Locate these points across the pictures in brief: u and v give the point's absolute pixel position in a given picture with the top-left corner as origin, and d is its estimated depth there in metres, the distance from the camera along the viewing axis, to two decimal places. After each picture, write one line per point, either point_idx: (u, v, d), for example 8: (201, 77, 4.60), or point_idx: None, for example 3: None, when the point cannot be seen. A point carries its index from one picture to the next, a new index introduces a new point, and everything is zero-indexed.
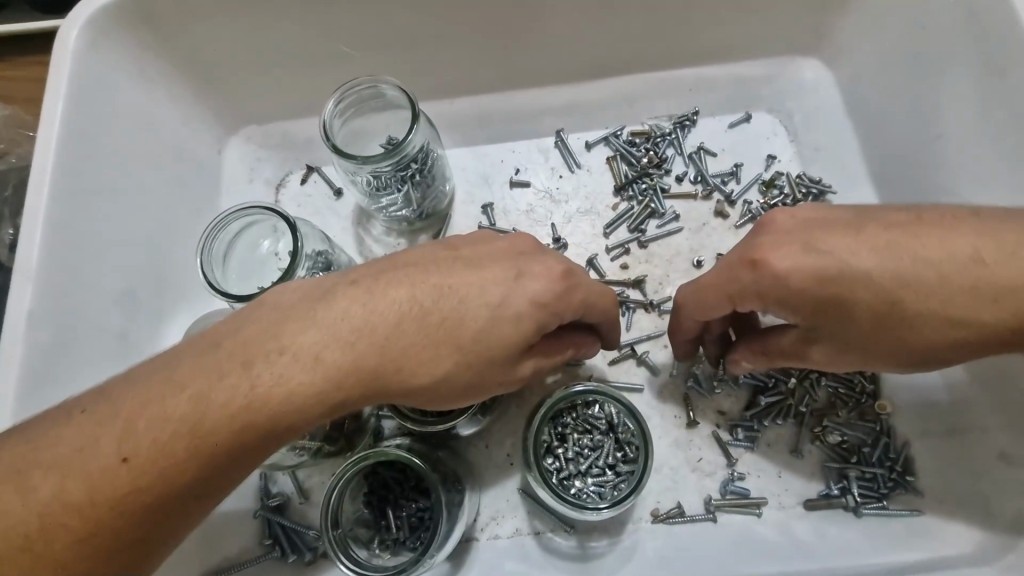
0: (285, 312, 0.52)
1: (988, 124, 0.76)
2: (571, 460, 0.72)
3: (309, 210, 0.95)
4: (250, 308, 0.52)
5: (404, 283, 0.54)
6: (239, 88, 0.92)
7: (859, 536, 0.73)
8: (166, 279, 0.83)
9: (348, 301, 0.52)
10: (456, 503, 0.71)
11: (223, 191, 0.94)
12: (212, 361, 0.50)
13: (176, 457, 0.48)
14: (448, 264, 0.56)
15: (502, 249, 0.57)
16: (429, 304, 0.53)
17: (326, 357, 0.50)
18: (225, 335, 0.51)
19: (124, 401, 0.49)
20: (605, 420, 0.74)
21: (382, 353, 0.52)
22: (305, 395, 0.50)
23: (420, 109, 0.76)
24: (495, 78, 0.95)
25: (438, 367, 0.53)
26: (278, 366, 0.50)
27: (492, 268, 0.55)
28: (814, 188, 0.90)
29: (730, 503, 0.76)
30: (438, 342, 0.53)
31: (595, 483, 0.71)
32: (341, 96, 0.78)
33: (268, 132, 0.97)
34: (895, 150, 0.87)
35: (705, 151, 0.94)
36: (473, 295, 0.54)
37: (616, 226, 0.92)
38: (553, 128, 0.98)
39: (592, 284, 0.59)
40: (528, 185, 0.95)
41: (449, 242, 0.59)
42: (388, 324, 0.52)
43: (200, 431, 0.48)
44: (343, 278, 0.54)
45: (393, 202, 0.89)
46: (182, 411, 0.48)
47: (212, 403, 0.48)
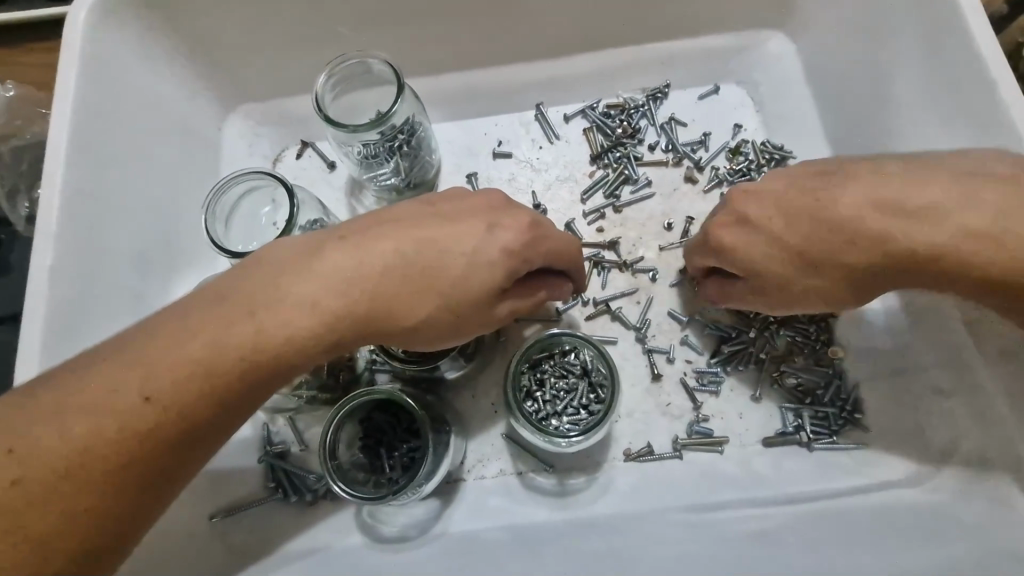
0: (283, 267, 0.58)
1: (928, 90, 0.81)
2: (548, 401, 0.79)
3: (304, 182, 1.02)
4: (246, 266, 0.59)
5: (388, 235, 0.60)
6: (236, 68, 0.98)
7: (812, 467, 0.80)
8: (172, 246, 0.89)
9: (337, 252, 0.59)
10: (443, 441, 0.78)
11: (224, 163, 1.01)
12: (222, 311, 0.56)
13: (191, 392, 0.55)
14: (428, 219, 0.62)
15: (478, 204, 0.64)
16: (411, 253, 0.60)
17: (322, 301, 0.57)
18: (231, 287, 0.58)
19: (143, 346, 0.55)
20: (580, 366, 0.80)
21: (370, 297, 0.59)
22: (306, 336, 0.57)
23: (406, 81, 0.82)
24: (477, 55, 1.01)
25: (422, 307, 0.60)
26: (280, 313, 0.56)
27: (469, 221, 0.62)
28: (777, 154, 0.95)
29: (695, 442, 0.83)
30: (420, 286, 0.60)
31: (570, 421, 0.77)
32: (332, 72, 0.83)
33: (265, 109, 1.03)
34: (849, 117, 0.93)
35: (676, 121, 1.00)
36: (449, 245, 0.60)
37: (592, 192, 0.98)
38: (533, 102, 1.04)
39: (558, 233, 0.66)
40: (510, 156, 1.01)
41: (428, 201, 0.66)
42: (376, 271, 0.59)
43: (215, 370, 0.55)
44: (334, 234, 0.61)
45: (383, 169, 0.95)
46: (197, 355, 0.55)
47: (224, 344, 0.55)
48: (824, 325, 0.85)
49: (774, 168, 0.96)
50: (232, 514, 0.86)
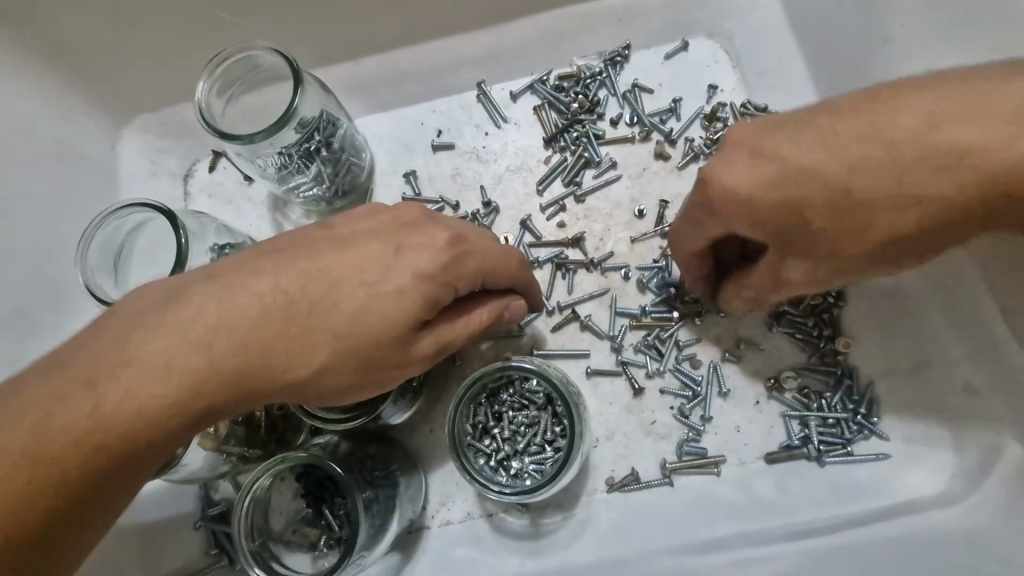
0: (130, 321, 0.46)
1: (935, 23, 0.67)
2: (508, 440, 0.68)
3: (221, 200, 0.88)
4: (94, 325, 0.47)
5: (268, 270, 0.49)
6: (123, 75, 0.85)
7: (822, 485, 0.70)
8: (62, 290, 0.77)
9: (201, 296, 0.47)
10: (388, 497, 0.67)
11: (125, 187, 0.88)
12: (53, 383, 0.45)
13: (18, 490, 0.43)
14: (319, 246, 0.50)
15: (384, 222, 0.52)
16: (296, 292, 0.48)
17: (180, 359, 0.46)
18: (68, 354, 0.46)
19: None
20: (543, 395, 0.68)
21: (245, 348, 0.47)
22: (163, 405, 0.45)
23: (303, 70, 0.68)
24: (401, 32, 0.87)
25: (314, 355, 0.48)
26: (123, 380, 0.45)
27: (370, 243, 0.50)
28: (760, 116, 0.81)
29: (686, 465, 0.72)
30: (311, 328, 0.48)
31: (534, 462, 0.67)
32: (213, 76, 0.69)
33: (165, 119, 0.90)
34: (841, 65, 0.79)
35: (640, 89, 0.86)
36: (347, 279, 0.49)
37: (549, 181, 0.85)
38: (474, 81, 0.89)
39: (489, 243, 0.53)
40: (452, 147, 0.87)
41: (326, 221, 0.54)
42: (252, 318, 0.47)
43: (45, 459, 0.43)
44: (202, 273, 0.49)
45: (302, 179, 0.81)
46: (20, 441, 0.43)
47: (55, 426, 0.44)
48: (829, 317, 0.72)
49: None
50: None
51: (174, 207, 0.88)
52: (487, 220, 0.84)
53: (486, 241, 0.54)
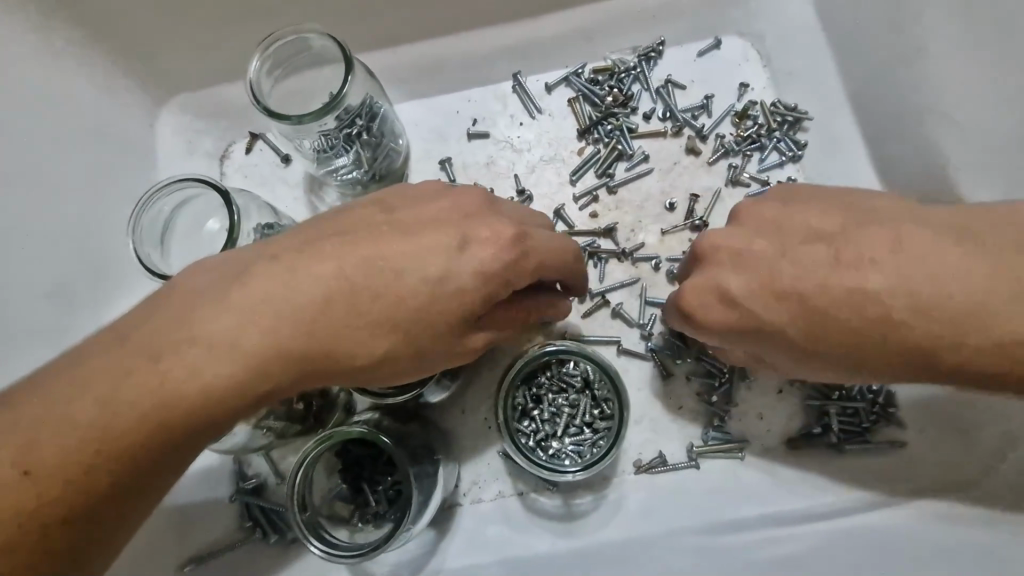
0: (194, 299, 0.48)
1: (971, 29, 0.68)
2: (547, 421, 0.70)
3: (256, 180, 0.90)
4: (156, 298, 0.49)
5: (336, 252, 0.50)
6: (162, 54, 0.85)
7: (843, 471, 0.73)
8: (105, 264, 0.78)
9: (270, 272, 0.49)
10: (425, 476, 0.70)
11: (162, 166, 0.89)
12: (121, 357, 0.46)
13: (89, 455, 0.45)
14: (384, 234, 0.52)
15: (447, 210, 0.54)
16: (362, 275, 0.50)
17: (250, 335, 0.48)
18: (132, 327, 0.47)
19: (26, 403, 0.45)
20: (581, 378, 0.71)
21: (312, 327, 0.49)
22: (230, 380, 0.47)
23: (355, 56, 0.69)
24: (440, 21, 0.88)
25: (376, 336, 0.51)
26: (189, 357, 0.46)
27: (436, 231, 0.52)
28: (789, 115, 0.84)
29: (712, 449, 0.75)
30: (374, 310, 0.50)
31: (573, 443, 0.70)
32: (265, 55, 0.70)
33: (201, 99, 0.90)
34: (870, 68, 0.81)
35: (673, 84, 0.88)
36: (414, 265, 0.51)
37: (582, 172, 0.87)
38: (509, 72, 0.91)
39: (549, 235, 0.55)
40: (487, 136, 0.89)
41: (387, 204, 0.55)
42: (320, 298, 0.49)
43: (111, 430, 0.45)
44: (266, 254, 0.51)
45: (341, 163, 0.83)
46: (89, 412, 0.45)
47: (123, 399, 0.45)
48: None
49: (787, 132, 0.84)
50: (201, 560, 0.77)
51: None
52: None
53: (544, 238, 0.55)
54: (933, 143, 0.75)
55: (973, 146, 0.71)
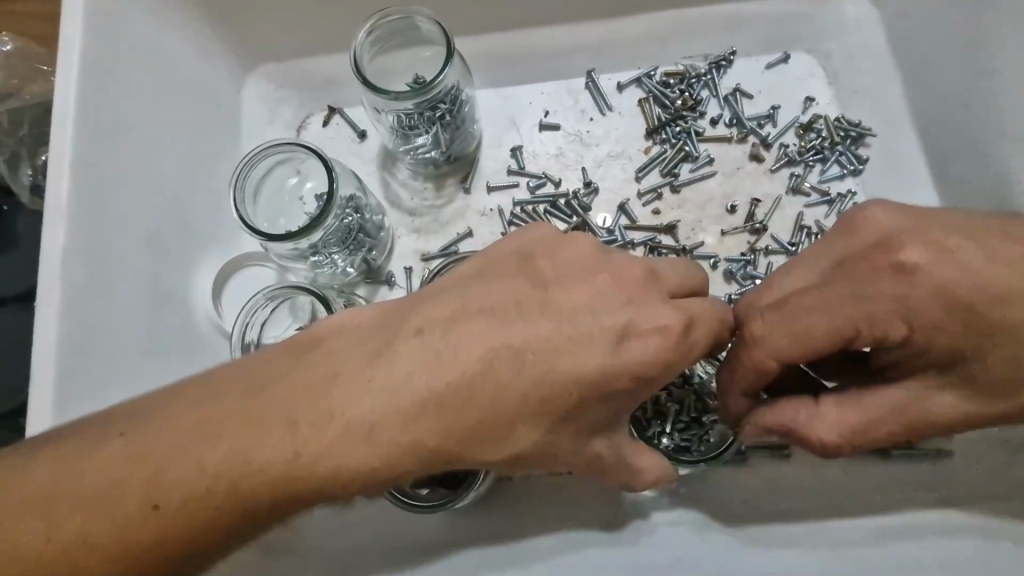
0: (396, 369, 0.49)
1: None
2: (656, 419, 0.78)
3: (332, 153, 0.93)
4: (366, 341, 0.50)
5: (503, 333, 0.50)
6: (255, 25, 0.89)
7: (887, 476, 0.75)
8: (190, 221, 0.80)
9: (436, 346, 0.49)
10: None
11: (245, 131, 0.91)
12: (318, 405, 0.48)
13: (256, 495, 0.47)
14: (579, 321, 0.50)
15: (614, 293, 0.52)
16: (518, 365, 0.50)
17: (413, 412, 0.48)
18: (338, 374, 0.49)
19: (227, 425, 0.48)
20: (681, 376, 0.80)
21: (467, 413, 0.49)
22: (390, 454, 0.48)
23: (456, 44, 0.73)
24: (523, 15, 0.92)
25: (528, 437, 0.51)
26: (381, 427, 0.48)
27: (605, 316, 0.50)
28: (852, 130, 0.87)
29: (759, 444, 0.77)
30: (529, 401, 0.50)
31: (683, 438, 0.78)
32: (373, 28, 0.74)
33: (285, 71, 0.94)
34: (937, 91, 0.83)
35: (741, 93, 0.91)
36: (572, 359, 0.49)
37: (648, 170, 0.90)
38: (583, 69, 0.94)
39: (712, 325, 0.53)
40: (557, 128, 0.92)
41: (552, 274, 0.53)
42: (475, 391, 0.49)
43: (293, 477, 0.47)
44: (473, 324, 0.51)
45: (422, 140, 0.86)
46: (280, 453, 0.47)
47: (310, 450, 0.47)
48: None
49: (849, 146, 0.87)
50: None
51: None
52: (587, 199, 0.89)
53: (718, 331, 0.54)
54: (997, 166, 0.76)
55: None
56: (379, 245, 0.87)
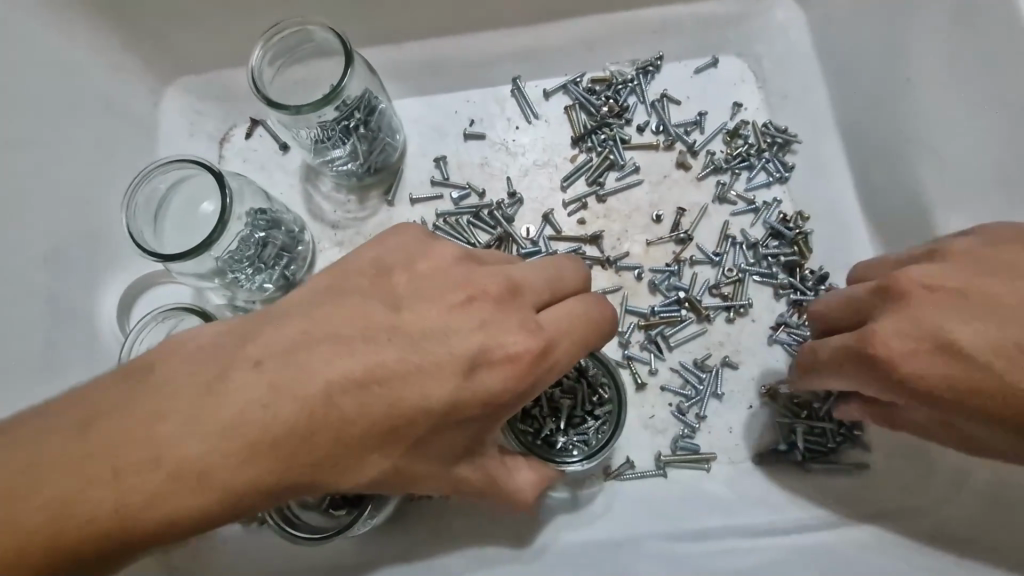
0: (246, 399, 0.46)
1: (955, 70, 0.70)
2: (549, 417, 0.73)
3: (254, 165, 0.91)
4: (219, 368, 0.48)
5: (359, 362, 0.49)
6: (171, 38, 0.87)
7: (805, 490, 0.74)
8: (100, 237, 0.79)
9: (281, 376, 0.47)
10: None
11: (163, 145, 0.90)
12: (163, 438, 0.45)
13: (86, 541, 0.43)
14: (433, 342, 0.51)
15: (467, 317, 0.52)
16: (369, 395, 0.49)
17: (258, 447, 0.46)
18: (188, 403, 0.46)
19: (57, 464, 0.43)
20: (575, 368, 0.75)
21: (313, 446, 0.48)
22: (234, 493, 0.45)
23: (355, 51, 0.70)
24: (445, 23, 0.90)
25: (381, 463, 0.50)
26: (229, 464, 0.45)
27: (458, 342, 0.51)
28: (779, 137, 0.85)
29: (679, 459, 0.76)
30: (384, 432, 0.50)
31: (577, 435, 0.73)
32: (268, 44, 0.72)
33: (207, 84, 0.92)
34: (860, 98, 0.81)
35: (668, 99, 0.89)
36: (424, 388, 0.49)
37: (573, 179, 0.88)
38: (509, 76, 0.92)
39: (568, 341, 0.54)
40: (482, 137, 0.90)
41: (408, 291, 0.54)
42: (329, 419, 0.48)
43: (131, 518, 0.43)
44: (328, 347, 0.49)
45: (336, 153, 0.84)
46: (119, 493, 0.43)
47: (153, 487, 0.44)
48: None
49: (776, 153, 0.86)
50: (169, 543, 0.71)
51: None
52: (511, 210, 0.87)
53: (572, 344, 0.54)
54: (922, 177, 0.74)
55: (956, 182, 0.71)
56: (298, 260, 0.86)
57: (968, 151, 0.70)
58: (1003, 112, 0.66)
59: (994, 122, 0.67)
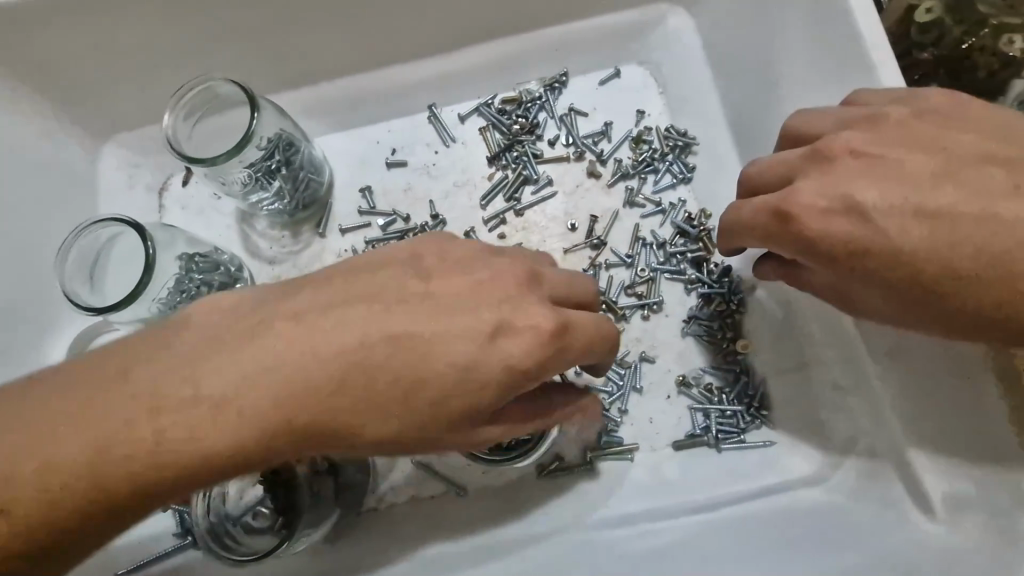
0: (209, 349, 0.49)
1: (813, 69, 0.74)
2: None
3: (193, 211, 0.97)
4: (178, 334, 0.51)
5: (320, 335, 0.50)
6: (98, 97, 0.92)
7: (718, 469, 0.79)
8: (44, 292, 0.85)
9: (237, 337, 0.50)
10: (324, 488, 0.76)
11: (103, 200, 0.95)
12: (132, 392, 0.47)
13: (37, 516, 0.45)
14: (385, 292, 0.54)
15: (413, 271, 0.56)
16: (329, 333, 0.51)
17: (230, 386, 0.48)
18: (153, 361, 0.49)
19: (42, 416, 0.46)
20: None
21: (282, 383, 0.49)
22: (185, 466, 0.47)
23: (258, 97, 0.76)
24: (358, 59, 0.95)
25: (361, 403, 0.51)
26: (198, 403, 0.47)
27: (404, 290, 0.54)
28: (680, 141, 0.90)
29: (604, 452, 0.81)
30: (330, 408, 0.50)
31: (521, 433, 0.77)
32: (178, 104, 0.77)
33: (140, 137, 0.97)
34: (745, 98, 0.86)
35: (575, 113, 0.94)
36: (381, 325, 0.52)
37: (491, 197, 0.93)
38: (425, 103, 0.97)
39: (524, 286, 0.56)
40: (405, 164, 0.95)
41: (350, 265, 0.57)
42: (290, 362, 0.49)
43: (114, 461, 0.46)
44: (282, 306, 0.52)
45: (263, 194, 0.90)
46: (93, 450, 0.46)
47: (136, 431, 0.46)
48: (731, 322, 0.83)
49: (678, 156, 0.91)
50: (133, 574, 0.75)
51: (149, 217, 0.96)
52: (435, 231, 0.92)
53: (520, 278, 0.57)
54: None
55: None
56: None
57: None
58: None
59: (841, 119, 0.70)
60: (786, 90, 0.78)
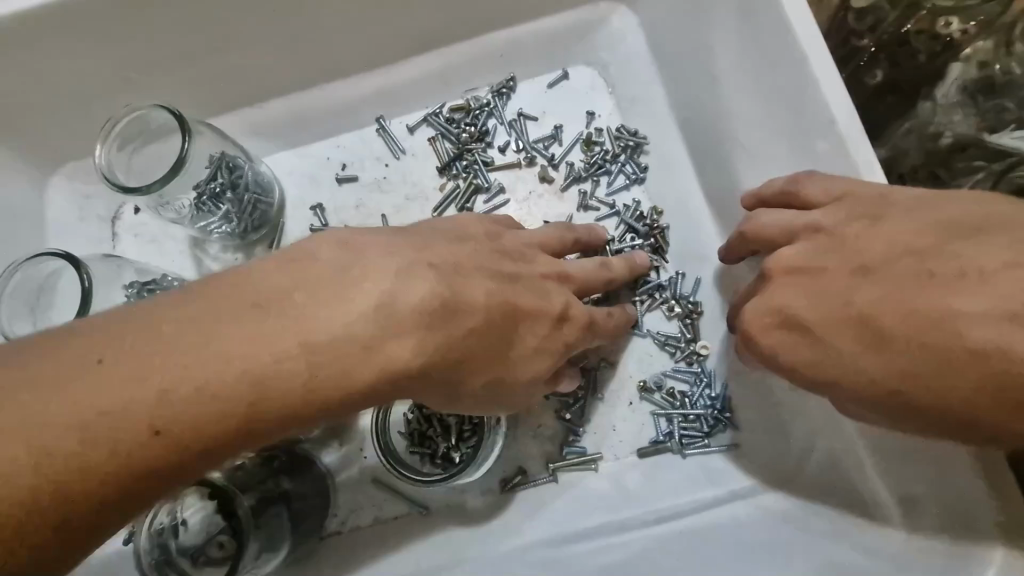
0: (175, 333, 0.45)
1: (746, 66, 0.72)
2: (442, 436, 0.78)
3: (146, 239, 0.95)
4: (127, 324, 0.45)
5: (304, 313, 0.48)
6: (41, 131, 0.90)
7: (682, 476, 0.77)
8: None
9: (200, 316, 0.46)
10: (276, 516, 0.73)
11: (54, 233, 0.94)
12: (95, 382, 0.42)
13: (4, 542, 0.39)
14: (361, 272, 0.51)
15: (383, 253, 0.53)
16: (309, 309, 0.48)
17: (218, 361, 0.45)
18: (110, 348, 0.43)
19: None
20: None
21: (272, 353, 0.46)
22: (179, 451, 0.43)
23: (185, 117, 0.77)
24: (301, 76, 0.93)
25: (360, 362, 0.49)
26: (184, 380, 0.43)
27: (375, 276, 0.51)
28: (631, 140, 0.88)
29: (567, 463, 0.79)
30: (343, 389, 0.48)
31: (468, 445, 0.78)
32: (109, 134, 0.80)
33: (89, 167, 0.96)
34: (691, 94, 0.84)
35: (524, 117, 0.92)
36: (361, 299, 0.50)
37: (443, 208, 0.91)
38: (373, 116, 0.96)
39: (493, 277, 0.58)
40: (355, 179, 0.94)
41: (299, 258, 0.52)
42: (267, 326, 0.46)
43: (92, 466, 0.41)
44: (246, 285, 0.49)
45: (210, 217, 0.88)
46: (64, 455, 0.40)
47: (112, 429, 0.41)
48: (689, 323, 0.81)
49: (630, 156, 0.89)
50: None
51: (103, 248, 0.95)
52: None
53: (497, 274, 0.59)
54: (738, 176, 0.78)
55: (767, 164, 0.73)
56: None
57: (764, 146, 0.72)
58: (781, 110, 0.69)
59: (777, 113, 0.69)
60: (725, 88, 0.76)
